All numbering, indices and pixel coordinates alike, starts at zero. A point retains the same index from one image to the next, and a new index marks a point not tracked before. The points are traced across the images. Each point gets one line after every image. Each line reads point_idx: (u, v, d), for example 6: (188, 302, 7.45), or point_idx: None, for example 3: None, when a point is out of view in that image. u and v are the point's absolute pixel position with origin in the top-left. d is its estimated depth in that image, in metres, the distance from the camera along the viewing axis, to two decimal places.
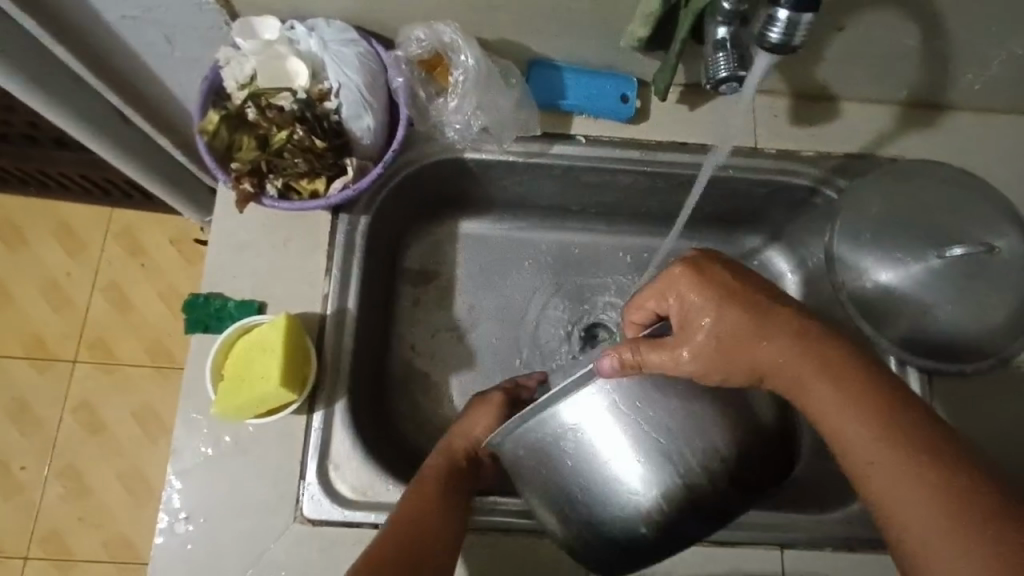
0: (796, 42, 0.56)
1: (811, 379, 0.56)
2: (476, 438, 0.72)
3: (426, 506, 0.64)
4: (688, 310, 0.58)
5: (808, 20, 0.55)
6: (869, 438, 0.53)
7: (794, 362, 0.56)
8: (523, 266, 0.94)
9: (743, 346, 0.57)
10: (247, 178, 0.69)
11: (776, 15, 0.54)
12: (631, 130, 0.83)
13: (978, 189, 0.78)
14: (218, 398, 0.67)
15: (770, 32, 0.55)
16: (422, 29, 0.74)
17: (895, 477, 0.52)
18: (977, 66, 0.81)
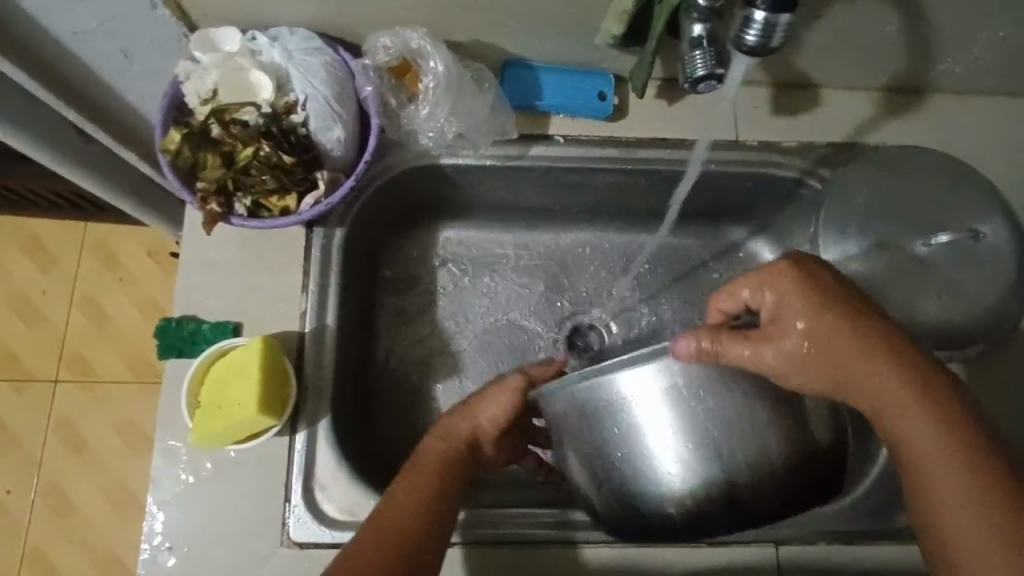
0: (775, 43, 0.53)
1: (891, 385, 0.54)
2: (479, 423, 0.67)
3: (416, 503, 0.61)
4: (781, 308, 0.56)
5: (787, 21, 0.52)
6: (940, 460, 0.53)
7: (876, 369, 0.54)
8: (505, 268, 0.91)
9: (835, 349, 0.54)
10: (214, 198, 0.67)
11: (753, 16, 0.51)
12: (610, 128, 0.81)
13: (961, 174, 0.77)
14: (195, 426, 0.65)
15: (748, 34, 0.52)
16: (387, 36, 0.72)
17: (957, 501, 0.52)
18: (959, 50, 0.77)
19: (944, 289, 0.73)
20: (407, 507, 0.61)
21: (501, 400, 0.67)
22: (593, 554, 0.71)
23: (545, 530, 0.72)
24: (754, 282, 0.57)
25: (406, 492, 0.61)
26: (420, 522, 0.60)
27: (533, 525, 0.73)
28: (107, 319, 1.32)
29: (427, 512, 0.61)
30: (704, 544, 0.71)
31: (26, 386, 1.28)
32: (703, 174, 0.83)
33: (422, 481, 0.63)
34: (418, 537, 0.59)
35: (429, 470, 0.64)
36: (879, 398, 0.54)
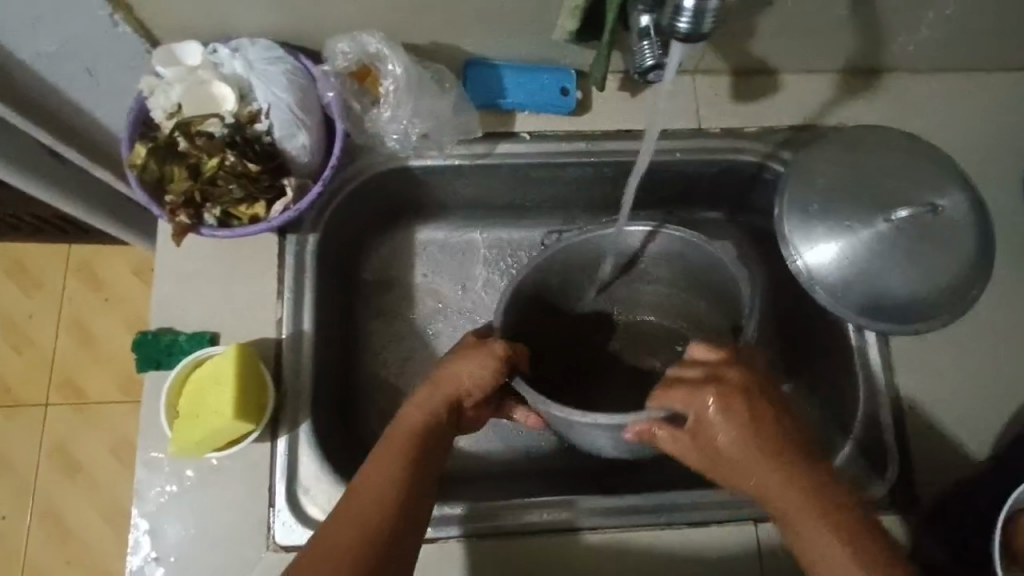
0: (707, 28, 0.53)
1: (792, 505, 0.58)
2: (460, 385, 0.67)
3: (390, 472, 0.62)
4: (703, 422, 0.60)
5: (716, 6, 0.52)
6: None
7: (781, 487, 0.59)
8: (485, 261, 0.92)
9: (748, 469, 0.59)
10: (183, 211, 0.68)
11: (682, 4, 0.52)
12: (574, 122, 0.82)
13: (917, 150, 0.79)
14: (173, 436, 0.66)
15: (679, 21, 0.53)
16: (345, 42, 0.73)
17: None
18: (909, 28, 0.79)
19: (908, 263, 0.75)
20: (381, 476, 0.62)
21: (477, 368, 0.67)
22: (583, 541, 0.72)
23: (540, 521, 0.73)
24: (684, 393, 0.60)
25: (381, 463, 0.62)
26: (393, 491, 0.61)
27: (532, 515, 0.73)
28: (95, 340, 1.32)
29: (400, 481, 0.62)
30: (688, 524, 0.73)
31: (17, 410, 1.28)
32: (668, 163, 0.84)
33: (401, 449, 0.63)
34: (389, 507, 0.60)
35: (406, 437, 0.64)
36: (783, 513, 0.58)
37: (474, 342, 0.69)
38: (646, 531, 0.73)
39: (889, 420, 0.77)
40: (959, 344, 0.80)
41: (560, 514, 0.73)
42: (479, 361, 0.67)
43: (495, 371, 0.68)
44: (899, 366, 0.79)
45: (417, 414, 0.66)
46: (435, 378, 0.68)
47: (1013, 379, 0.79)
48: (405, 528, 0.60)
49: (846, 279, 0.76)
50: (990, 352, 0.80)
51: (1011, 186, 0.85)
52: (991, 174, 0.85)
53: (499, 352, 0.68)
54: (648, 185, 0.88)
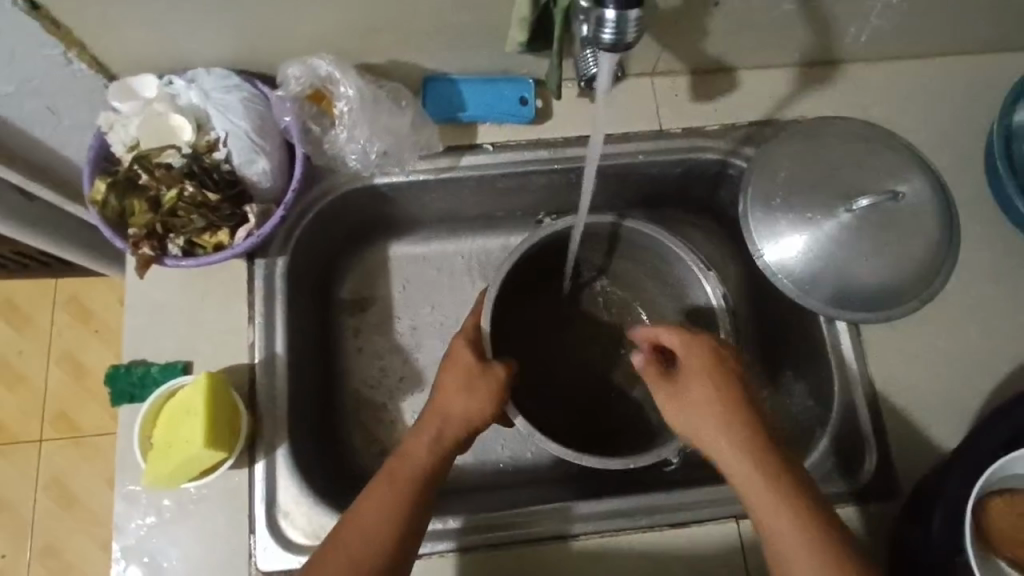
0: (630, 39, 0.55)
1: (768, 490, 0.60)
2: (458, 414, 0.67)
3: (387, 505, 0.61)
4: (688, 362, 0.67)
5: (637, 16, 0.54)
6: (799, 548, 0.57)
7: (743, 439, 0.62)
8: (460, 268, 0.93)
9: (728, 435, 0.63)
10: (146, 243, 0.68)
11: (604, 16, 0.53)
12: (536, 130, 0.82)
13: (875, 138, 0.80)
14: (148, 467, 0.66)
15: (603, 32, 0.54)
16: (296, 67, 0.74)
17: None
18: (858, 19, 0.80)
19: (873, 251, 0.75)
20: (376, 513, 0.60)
21: (484, 392, 0.69)
22: (568, 548, 0.72)
23: (535, 529, 0.72)
24: (678, 338, 0.68)
25: (376, 505, 0.61)
26: (387, 530, 0.60)
27: (528, 524, 0.73)
28: (86, 373, 1.32)
29: (396, 518, 0.60)
30: (670, 526, 0.73)
31: (9, 448, 1.28)
32: (633, 165, 0.85)
33: (400, 485, 0.62)
34: (384, 539, 0.60)
35: (409, 468, 0.63)
36: (757, 498, 0.60)
37: (478, 367, 0.70)
38: (629, 536, 0.72)
39: (865, 410, 0.77)
40: (932, 328, 0.80)
41: (552, 523, 0.73)
42: (487, 385, 0.69)
43: (488, 397, 0.69)
44: (872, 354, 0.80)
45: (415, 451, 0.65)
46: (443, 411, 0.67)
47: (985, 361, 0.79)
48: (401, 557, 0.60)
49: (814, 271, 0.77)
50: (962, 336, 0.80)
51: (973, 169, 0.85)
52: (952, 158, 0.85)
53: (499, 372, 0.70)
54: (615, 187, 0.89)
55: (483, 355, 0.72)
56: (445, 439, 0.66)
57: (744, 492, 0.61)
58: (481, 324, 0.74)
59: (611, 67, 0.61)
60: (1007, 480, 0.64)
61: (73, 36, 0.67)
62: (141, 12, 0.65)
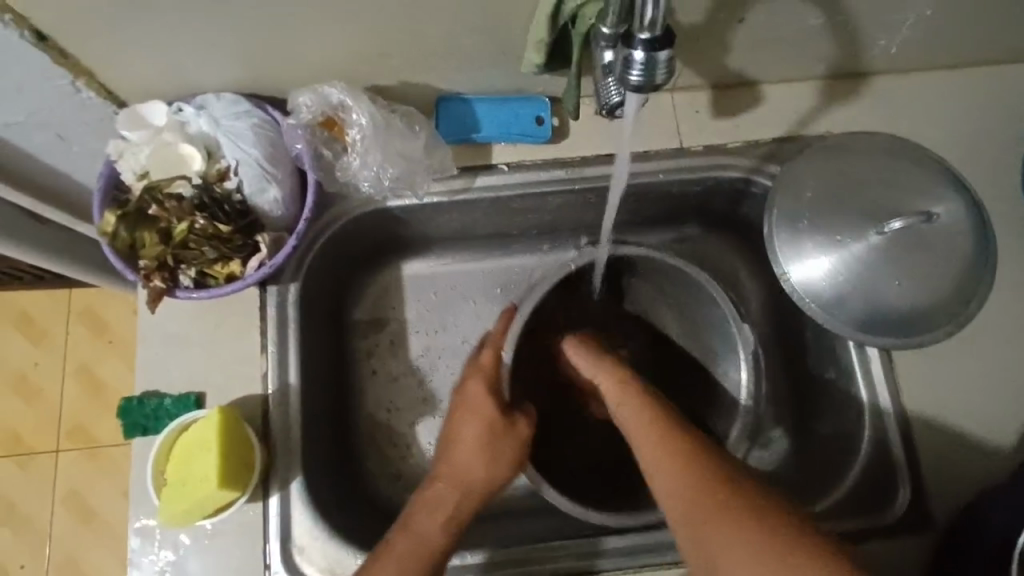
0: (659, 80, 0.53)
1: (654, 455, 0.64)
2: (476, 473, 0.68)
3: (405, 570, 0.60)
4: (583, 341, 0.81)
5: (667, 58, 0.52)
6: (657, 452, 0.63)
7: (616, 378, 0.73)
8: (474, 288, 0.91)
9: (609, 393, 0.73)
10: (157, 275, 0.67)
11: (632, 58, 0.51)
12: (553, 150, 0.80)
13: (907, 155, 0.77)
14: (162, 505, 0.65)
15: (631, 74, 0.52)
16: (307, 95, 0.72)
17: (668, 484, 0.61)
18: (887, 32, 0.77)
19: (904, 274, 0.72)
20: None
21: (512, 450, 0.70)
22: None
23: (556, 565, 0.71)
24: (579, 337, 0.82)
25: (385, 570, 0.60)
26: None
27: (550, 559, 0.71)
28: (102, 385, 1.32)
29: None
30: None
31: (27, 461, 1.28)
32: (653, 184, 0.82)
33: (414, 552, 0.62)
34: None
35: (426, 541, 0.63)
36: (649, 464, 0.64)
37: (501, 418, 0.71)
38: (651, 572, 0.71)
39: (896, 442, 0.74)
40: (966, 352, 0.77)
41: (580, 557, 0.71)
42: (512, 442, 0.70)
43: (506, 449, 0.70)
44: (903, 379, 0.77)
45: (433, 514, 0.65)
46: (460, 472, 0.68)
47: (1021, 388, 0.76)
48: None
49: (842, 295, 0.74)
50: (996, 360, 0.77)
51: (1008, 185, 0.82)
52: (986, 174, 0.82)
53: (523, 426, 0.72)
54: (634, 206, 0.86)
55: (506, 405, 0.72)
56: (466, 496, 0.67)
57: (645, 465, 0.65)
58: (501, 365, 0.74)
59: (637, 101, 0.60)
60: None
61: (82, 65, 0.66)
62: (149, 39, 0.64)
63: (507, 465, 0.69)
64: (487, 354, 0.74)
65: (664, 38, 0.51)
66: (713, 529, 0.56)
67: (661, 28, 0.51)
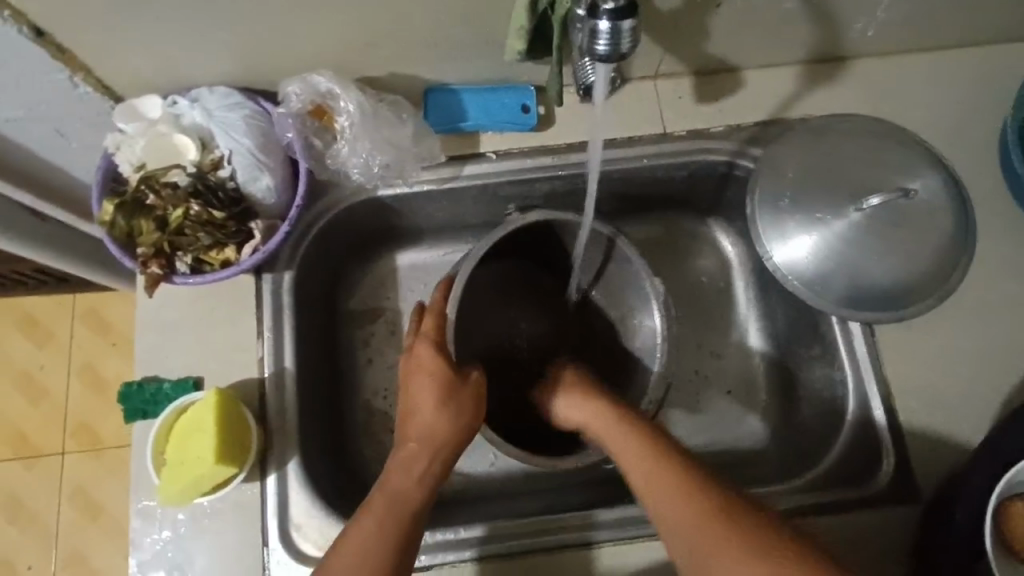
0: (625, 50, 0.55)
1: (681, 481, 0.60)
2: (446, 425, 0.68)
3: (383, 531, 0.60)
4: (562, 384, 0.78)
5: (631, 28, 0.54)
6: (665, 480, 0.61)
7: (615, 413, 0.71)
8: None
9: (604, 419, 0.71)
10: (155, 261, 0.70)
11: (598, 27, 0.54)
12: (539, 138, 0.82)
13: (884, 134, 0.78)
14: (161, 484, 0.67)
15: (597, 44, 0.54)
16: (296, 84, 0.74)
17: (680, 516, 0.58)
18: (863, 15, 0.78)
19: (885, 250, 0.74)
20: (374, 537, 0.59)
21: (467, 403, 0.70)
22: (573, 556, 0.72)
23: (552, 536, 0.72)
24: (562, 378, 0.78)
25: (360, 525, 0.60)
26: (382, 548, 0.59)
27: (544, 531, 0.72)
28: (107, 385, 1.35)
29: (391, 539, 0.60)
30: None
31: (34, 461, 1.31)
32: (639, 169, 0.84)
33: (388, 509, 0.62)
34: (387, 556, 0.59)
35: (403, 495, 0.63)
36: (663, 487, 0.60)
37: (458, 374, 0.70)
38: (640, 544, 0.72)
39: (881, 415, 0.75)
40: (951, 325, 0.78)
41: (574, 530, 0.72)
42: (470, 396, 0.70)
43: (467, 402, 0.69)
44: (887, 355, 0.78)
45: (407, 466, 0.65)
46: (428, 430, 0.67)
47: (1006, 362, 0.77)
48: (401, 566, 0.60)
49: (826, 272, 0.75)
50: (981, 336, 0.78)
51: (988, 163, 0.83)
52: (966, 152, 0.83)
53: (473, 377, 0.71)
54: (622, 192, 0.88)
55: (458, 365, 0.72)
56: (439, 447, 0.67)
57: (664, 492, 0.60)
58: (448, 327, 0.73)
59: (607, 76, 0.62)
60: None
61: (78, 60, 0.68)
62: (140, 33, 0.66)
63: (468, 420, 0.69)
64: (432, 320, 0.72)
65: (627, 8, 0.53)
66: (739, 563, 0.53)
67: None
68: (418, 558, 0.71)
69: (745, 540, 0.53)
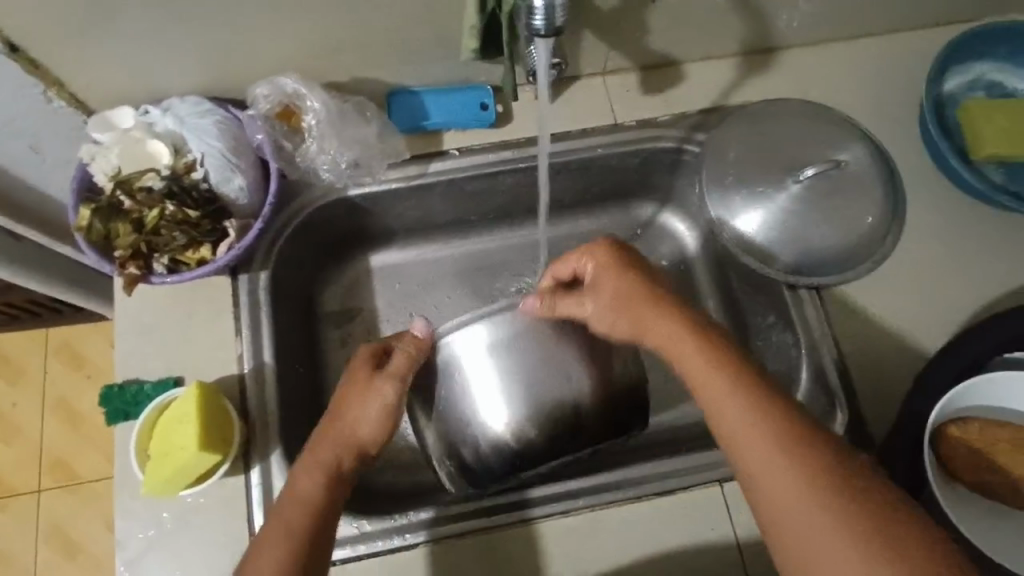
0: (560, 22, 0.61)
1: (744, 390, 0.58)
2: (350, 434, 0.66)
3: (294, 538, 0.59)
4: (599, 274, 0.70)
5: (563, 3, 0.60)
6: (727, 390, 0.59)
7: (661, 319, 0.66)
8: (443, 293, 0.95)
9: (649, 318, 0.66)
10: (132, 262, 0.73)
11: (533, 5, 0.59)
12: (498, 133, 0.87)
13: (816, 113, 0.85)
14: (145, 477, 0.68)
15: (534, 20, 0.60)
16: (264, 86, 0.78)
17: (752, 439, 0.56)
18: (786, 7, 0.86)
19: (823, 217, 0.80)
20: (277, 550, 0.58)
21: (378, 404, 0.68)
22: (553, 525, 0.74)
23: (520, 508, 0.74)
24: (597, 263, 0.71)
25: (276, 530, 0.60)
26: (293, 549, 0.58)
27: (496, 508, 0.74)
28: (82, 419, 1.34)
29: (300, 543, 0.59)
30: (656, 494, 0.75)
31: (9, 501, 1.28)
32: (594, 159, 0.89)
33: (297, 511, 0.61)
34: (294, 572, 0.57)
35: (306, 496, 0.62)
36: (724, 396, 0.58)
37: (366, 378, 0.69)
38: (617, 508, 0.74)
39: (834, 373, 0.79)
40: (893, 286, 0.83)
41: (522, 505, 0.74)
42: (377, 397, 0.68)
43: (372, 407, 0.68)
44: (837, 315, 0.82)
45: (311, 471, 0.63)
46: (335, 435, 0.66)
47: (945, 315, 0.82)
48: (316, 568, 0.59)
49: (772, 241, 0.81)
50: (920, 292, 0.83)
51: (912, 137, 0.90)
52: (891, 128, 0.90)
53: (417, 336, 0.71)
54: (580, 182, 0.93)
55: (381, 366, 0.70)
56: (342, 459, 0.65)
57: (745, 455, 0.55)
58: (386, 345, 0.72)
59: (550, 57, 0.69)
60: (951, 406, 0.68)
61: (52, 75, 0.72)
62: (111, 45, 0.70)
63: (374, 425, 0.68)
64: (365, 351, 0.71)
65: None
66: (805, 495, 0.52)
67: None
68: (403, 537, 0.73)
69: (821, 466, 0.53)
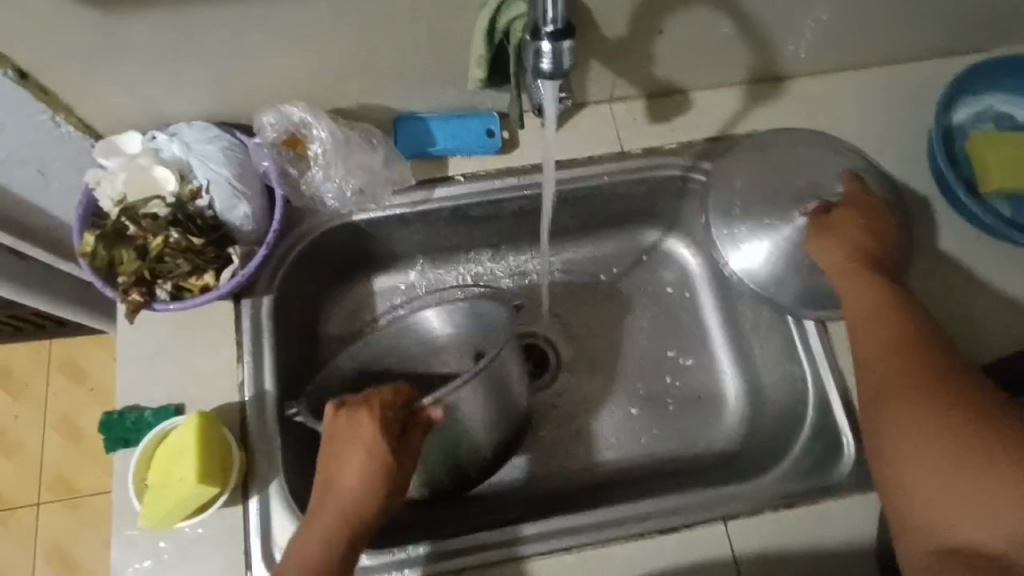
0: (567, 65, 0.61)
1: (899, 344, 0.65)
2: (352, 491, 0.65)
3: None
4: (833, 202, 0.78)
5: (571, 47, 0.60)
6: (884, 333, 0.67)
7: (858, 276, 0.72)
8: None
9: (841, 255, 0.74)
10: (135, 289, 0.73)
11: (541, 48, 0.60)
12: (504, 159, 0.87)
13: (823, 143, 0.85)
14: (144, 508, 0.68)
15: (541, 63, 0.61)
16: (271, 114, 0.78)
17: (893, 374, 0.64)
18: (793, 36, 0.86)
19: None
20: None
21: (379, 471, 0.66)
22: (554, 561, 0.72)
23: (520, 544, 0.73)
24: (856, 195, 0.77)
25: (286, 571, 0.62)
26: None
27: (497, 544, 0.73)
28: (83, 435, 1.33)
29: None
30: (660, 532, 0.73)
31: (8, 517, 1.28)
32: (601, 186, 0.89)
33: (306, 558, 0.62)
34: None
35: (312, 548, 0.63)
36: (875, 330, 0.67)
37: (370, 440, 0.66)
38: (620, 545, 0.73)
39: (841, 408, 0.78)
40: None
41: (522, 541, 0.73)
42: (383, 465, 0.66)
43: (370, 472, 0.66)
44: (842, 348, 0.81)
45: (315, 530, 0.63)
46: (343, 488, 0.66)
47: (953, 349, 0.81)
48: None
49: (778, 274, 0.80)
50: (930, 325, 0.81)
51: (919, 167, 0.90)
52: (898, 159, 0.90)
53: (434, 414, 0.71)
54: (585, 208, 0.93)
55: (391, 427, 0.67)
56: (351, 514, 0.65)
57: (873, 379, 0.65)
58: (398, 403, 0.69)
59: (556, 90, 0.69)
60: None
61: (59, 101, 0.72)
62: (119, 73, 0.70)
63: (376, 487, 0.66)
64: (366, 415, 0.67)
65: (565, 30, 0.59)
66: (929, 419, 0.59)
67: (562, 20, 0.59)
68: (401, 572, 0.72)
69: (944, 409, 0.59)
